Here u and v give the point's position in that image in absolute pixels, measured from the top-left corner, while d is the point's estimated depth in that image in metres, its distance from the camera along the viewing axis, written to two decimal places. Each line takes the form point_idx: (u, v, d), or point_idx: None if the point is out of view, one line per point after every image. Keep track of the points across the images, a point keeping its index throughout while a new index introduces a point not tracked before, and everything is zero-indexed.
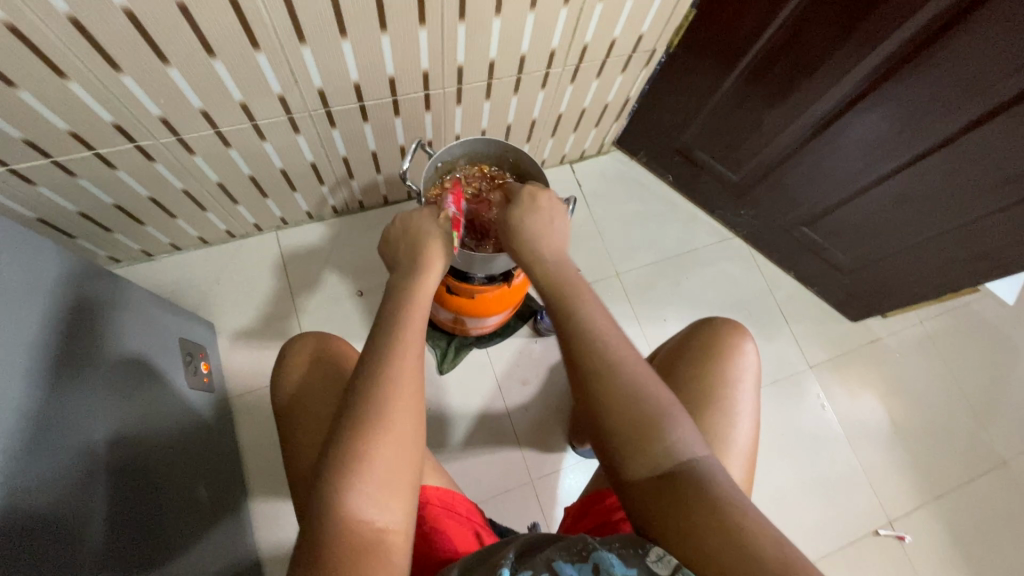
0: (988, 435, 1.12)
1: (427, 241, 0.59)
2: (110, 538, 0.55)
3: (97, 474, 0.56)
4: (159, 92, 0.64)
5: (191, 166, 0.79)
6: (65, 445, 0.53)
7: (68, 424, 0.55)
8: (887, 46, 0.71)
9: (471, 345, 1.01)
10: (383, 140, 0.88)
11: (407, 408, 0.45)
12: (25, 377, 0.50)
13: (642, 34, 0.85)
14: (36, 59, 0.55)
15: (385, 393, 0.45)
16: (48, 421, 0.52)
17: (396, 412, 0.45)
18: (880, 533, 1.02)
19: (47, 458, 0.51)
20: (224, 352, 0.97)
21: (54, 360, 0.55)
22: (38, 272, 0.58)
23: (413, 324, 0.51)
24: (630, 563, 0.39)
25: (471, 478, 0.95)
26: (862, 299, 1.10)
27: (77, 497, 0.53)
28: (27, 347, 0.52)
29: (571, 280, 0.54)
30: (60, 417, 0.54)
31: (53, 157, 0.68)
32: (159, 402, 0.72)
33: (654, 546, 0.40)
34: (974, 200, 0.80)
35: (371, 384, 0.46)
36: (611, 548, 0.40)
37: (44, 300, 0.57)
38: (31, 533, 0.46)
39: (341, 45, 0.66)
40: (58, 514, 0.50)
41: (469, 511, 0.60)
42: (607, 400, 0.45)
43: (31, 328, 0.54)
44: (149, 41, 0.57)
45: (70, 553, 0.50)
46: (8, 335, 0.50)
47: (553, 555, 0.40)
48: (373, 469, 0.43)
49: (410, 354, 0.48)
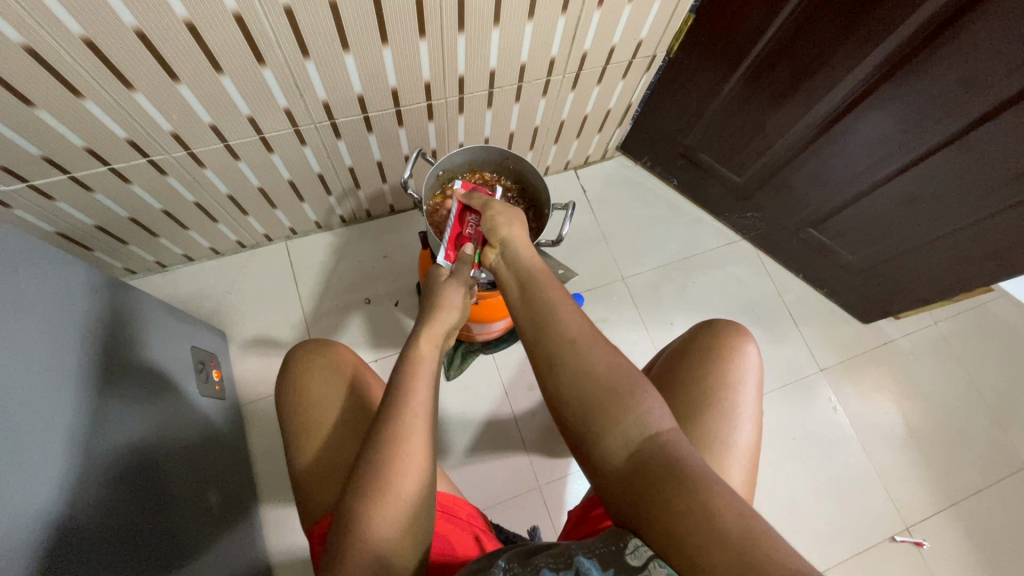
0: (1007, 437, 1.09)
1: (444, 292, 0.60)
2: (137, 548, 0.57)
3: (118, 489, 0.58)
4: (171, 108, 0.66)
5: (202, 179, 0.81)
6: (97, 443, 0.57)
7: (104, 418, 0.59)
8: (889, 44, 0.71)
9: (477, 351, 1.00)
10: (388, 150, 0.90)
11: (409, 483, 0.45)
12: (52, 389, 0.53)
13: (641, 39, 0.86)
14: (52, 77, 0.57)
15: (381, 491, 0.44)
16: (84, 412, 0.56)
17: (402, 467, 0.45)
18: (897, 539, 1.00)
19: (82, 471, 0.53)
20: (236, 359, 0.99)
21: (88, 359, 0.60)
22: (73, 284, 0.61)
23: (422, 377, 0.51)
24: (608, 564, 0.38)
25: (478, 484, 0.95)
26: (873, 299, 1.08)
27: (109, 507, 0.56)
28: (60, 349, 0.56)
29: (541, 280, 0.54)
30: (96, 413, 0.58)
31: (70, 172, 0.71)
32: (175, 409, 0.74)
33: (633, 537, 0.39)
34: (984, 196, 0.79)
35: (383, 433, 0.47)
36: (592, 550, 0.40)
37: (77, 307, 0.61)
38: (68, 543, 0.49)
39: (345, 58, 0.68)
40: (91, 526, 0.52)
41: (469, 515, 0.60)
42: (563, 389, 0.46)
43: (69, 334, 0.58)
44: (160, 59, 0.59)
45: (101, 561, 0.52)
46: (39, 343, 0.53)
47: (540, 563, 0.41)
48: (375, 536, 0.44)
49: (414, 406, 0.48)
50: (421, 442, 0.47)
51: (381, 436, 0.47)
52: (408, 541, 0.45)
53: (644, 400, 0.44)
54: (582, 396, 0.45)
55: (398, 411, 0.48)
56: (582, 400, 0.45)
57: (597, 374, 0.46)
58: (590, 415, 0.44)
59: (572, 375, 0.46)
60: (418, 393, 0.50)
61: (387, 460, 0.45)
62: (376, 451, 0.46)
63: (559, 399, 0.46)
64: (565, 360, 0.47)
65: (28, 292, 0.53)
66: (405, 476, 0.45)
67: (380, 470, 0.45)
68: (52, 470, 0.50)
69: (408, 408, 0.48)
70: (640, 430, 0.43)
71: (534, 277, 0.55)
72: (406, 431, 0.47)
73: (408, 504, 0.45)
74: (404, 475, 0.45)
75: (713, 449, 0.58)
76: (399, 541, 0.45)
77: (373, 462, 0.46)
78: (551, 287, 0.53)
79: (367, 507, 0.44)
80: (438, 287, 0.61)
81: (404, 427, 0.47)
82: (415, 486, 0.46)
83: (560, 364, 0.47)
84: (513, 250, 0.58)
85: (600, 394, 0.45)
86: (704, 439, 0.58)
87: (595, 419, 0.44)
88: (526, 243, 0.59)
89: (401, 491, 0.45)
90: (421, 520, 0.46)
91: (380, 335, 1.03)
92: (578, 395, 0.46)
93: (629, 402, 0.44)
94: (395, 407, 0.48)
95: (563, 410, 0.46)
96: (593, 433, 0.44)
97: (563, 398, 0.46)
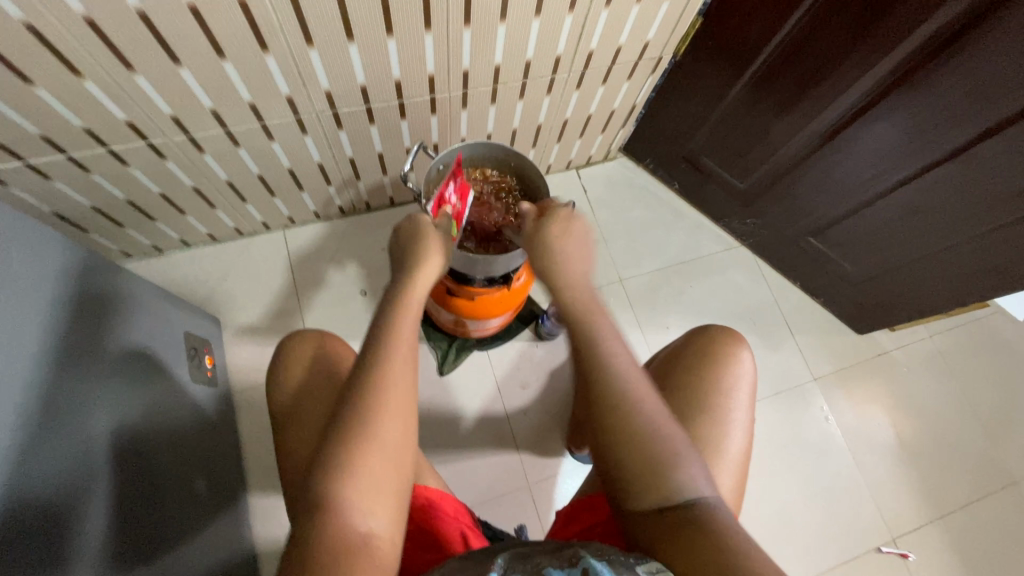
0: (997, 452, 1.10)
1: (425, 246, 0.59)
2: (117, 528, 0.57)
3: (83, 476, 0.54)
4: (171, 91, 0.65)
5: (201, 164, 0.80)
6: (67, 429, 0.54)
7: (89, 387, 0.59)
8: (894, 56, 0.71)
9: (471, 348, 1.02)
10: (390, 142, 0.89)
11: (389, 433, 0.46)
12: (20, 374, 0.49)
13: (648, 41, 0.85)
14: (51, 55, 0.56)
15: (362, 448, 0.44)
16: (57, 397, 0.53)
17: (384, 423, 0.46)
18: (883, 550, 1.00)
19: (64, 442, 0.53)
20: (230, 347, 0.99)
21: (64, 343, 0.56)
22: (64, 259, 0.61)
23: (404, 332, 0.51)
24: (619, 569, 0.39)
25: (469, 480, 0.95)
26: (870, 311, 1.08)
27: (91, 488, 0.55)
28: (40, 324, 0.54)
29: (593, 311, 0.53)
30: (78, 382, 0.57)
31: (67, 152, 0.70)
32: (166, 393, 0.74)
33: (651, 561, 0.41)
34: (985, 212, 0.79)
35: (362, 388, 0.47)
36: (602, 555, 0.41)
37: (69, 282, 0.60)
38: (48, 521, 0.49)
39: (349, 48, 0.67)
40: (71, 507, 0.52)
41: (457, 512, 0.60)
42: (611, 434, 0.47)
43: (40, 315, 0.54)
44: (161, 41, 0.58)
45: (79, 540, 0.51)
46: (16, 319, 0.51)
47: (543, 562, 0.41)
48: (354, 497, 0.43)
49: (396, 362, 0.49)
50: (402, 395, 0.48)
51: (361, 388, 0.47)
52: (390, 503, 0.45)
53: (688, 461, 0.46)
54: (629, 446, 0.46)
55: (377, 362, 0.48)
56: (628, 449, 0.46)
57: (643, 421, 0.46)
58: (633, 466, 0.46)
59: (621, 423, 0.47)
60: (400, 346, 0.50)
61: (367, 411, 0.46)
62: (355, 403, 0.46)
63: (604, 444, 0.47)
64: (615, 406, 0.47)
65: (17, 268, 0.53)
66: (385, 431, 0.46)
67: (359, 423, 0.45)
68: (37, 444, 0.49)
69: (391, 359, 0.49)
70: (680, 489, 0.45)
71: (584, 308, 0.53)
72: (388, 384, 0.47)
73: (388, 454, 0.45)
74: (383, 428, 0.46)
75: (704, 455, 0.58)
76: (380, 501, 0.44)
77: (352, 416, 0.45)
78: (603, 323, 0.52)
79: (347, 461, 0.44)
80: (421, 234, 0.60)
81: (389, 382, 0.47)
82: (394, 442, 0.46)
83: (609, 410, 0.47)
84: (565, 272, 0.56)
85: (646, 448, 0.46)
86: (693, 442, 0.58)
87: (640, 469, 0.46)
88: (581, 265, 0.57)
89: (380, 440, 0.45)
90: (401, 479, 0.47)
91: None
92: (621, 439, 0.47)
93: (673, 460, 0.45)
94: (378, 358, 0.48)
95: (606, 450, 0.47)
96: (635, 482, 0.46)
97: (609, 442, 0.47)
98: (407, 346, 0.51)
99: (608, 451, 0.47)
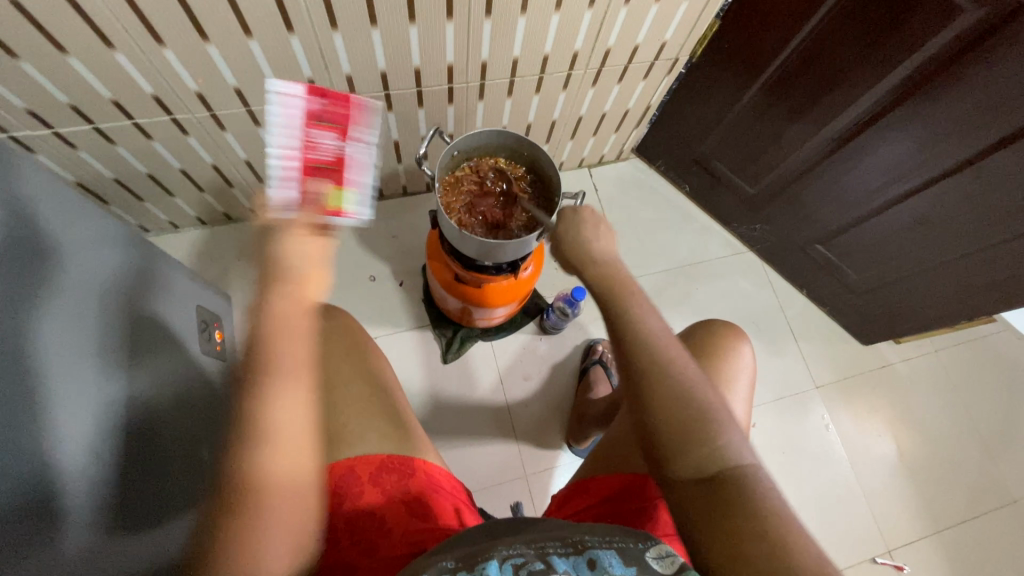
0: (998, 470, 1.09)
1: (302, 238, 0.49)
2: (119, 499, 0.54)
3: (85, 440, 0.52)
4: (197, 68, 0.67)
5: (222, 142, 0.82)
6: (62, 411, 0.50)
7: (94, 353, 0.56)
8: (909, 64, 0.71)
9: (476, 337, 1.03)
10: (406, 130, 0.91)
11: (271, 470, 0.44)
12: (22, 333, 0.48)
13: (665, 41, 0.86)
14: (85, 25, 0.58)
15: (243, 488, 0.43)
16: (56, 366, 0.51)
17: (262, 464, 0.43)
18: (878, 560, 1.00)
19: (63, 409, 0.50)
20: (239, 324, 1.00)
21: (66, 308, 0.54)
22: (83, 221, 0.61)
23: (273, 351, 0.45)
24: (630, 560, 0.40)
25: (467, 467, 0.96)
26: (875, 321, 1.08)
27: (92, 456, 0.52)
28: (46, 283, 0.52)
29: (630, 290, 0.54)
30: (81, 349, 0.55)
31: (95, 123, 0.72)
32: (180, 362, 0.74)
33: (655, 542, 0.43)
34: (994, 225, 0.79)
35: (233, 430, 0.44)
36: (609, 544, 0.42)
37: (86, 244, 0.60)
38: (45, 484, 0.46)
39: (371, 34, 0.69)
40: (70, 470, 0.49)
41: (453, 487, 0.62)
42: (653, 402, 0.47)
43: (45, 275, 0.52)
44: (191, 17, 0.60)
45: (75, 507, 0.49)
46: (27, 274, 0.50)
47: (548, 549, 0.40)
48: (253, 532, 0.43)
49: (264, 392, 0.44)
50: (280, 427, 0.44)
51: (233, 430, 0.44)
52: (296, 527, 0.45)
53: (730, 429, 0.45)
54: (671, 414, 0.46)
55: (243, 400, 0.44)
56: (668, 417, 0.46)
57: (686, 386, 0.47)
58: (672, 434, 0.45)
59: (663, 392, 0.47)
60: (270, 371, 0.44)
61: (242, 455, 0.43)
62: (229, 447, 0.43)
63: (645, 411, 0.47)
64: (655, 376, 0.47)
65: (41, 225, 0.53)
66: (267, 468, 0.44)
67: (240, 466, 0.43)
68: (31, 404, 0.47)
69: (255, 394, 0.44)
70: (720, 458, 0.44)
71: (621, 289, 0.54)
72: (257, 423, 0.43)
73: (277, 485, 0.44)
74: (262, 467, 0.43)
75: None
76: (285, 529, 0.44)
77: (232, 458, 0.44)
78: (641, 304, 0.53)
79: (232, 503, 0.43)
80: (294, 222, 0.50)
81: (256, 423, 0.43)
82: (282, 471, 0.44)
83: (650, 380, 0.47)
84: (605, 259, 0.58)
85: (685, 416, 0.46)
86: None
87: (681, 437, 0.45)
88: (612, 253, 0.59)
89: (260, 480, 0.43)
90: (304, 500, 0.46)
91: (382, 314, 1.04)
92: (664, 407, 0.46)
93: (714, 428, 0.45)
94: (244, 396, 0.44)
95: (645, 419, 0.47)
96: (674, 450, 0.45)
97: (651, 412, 0.47)
98: (277, 370, 0.45)
99: (649, 416, 0.47)
